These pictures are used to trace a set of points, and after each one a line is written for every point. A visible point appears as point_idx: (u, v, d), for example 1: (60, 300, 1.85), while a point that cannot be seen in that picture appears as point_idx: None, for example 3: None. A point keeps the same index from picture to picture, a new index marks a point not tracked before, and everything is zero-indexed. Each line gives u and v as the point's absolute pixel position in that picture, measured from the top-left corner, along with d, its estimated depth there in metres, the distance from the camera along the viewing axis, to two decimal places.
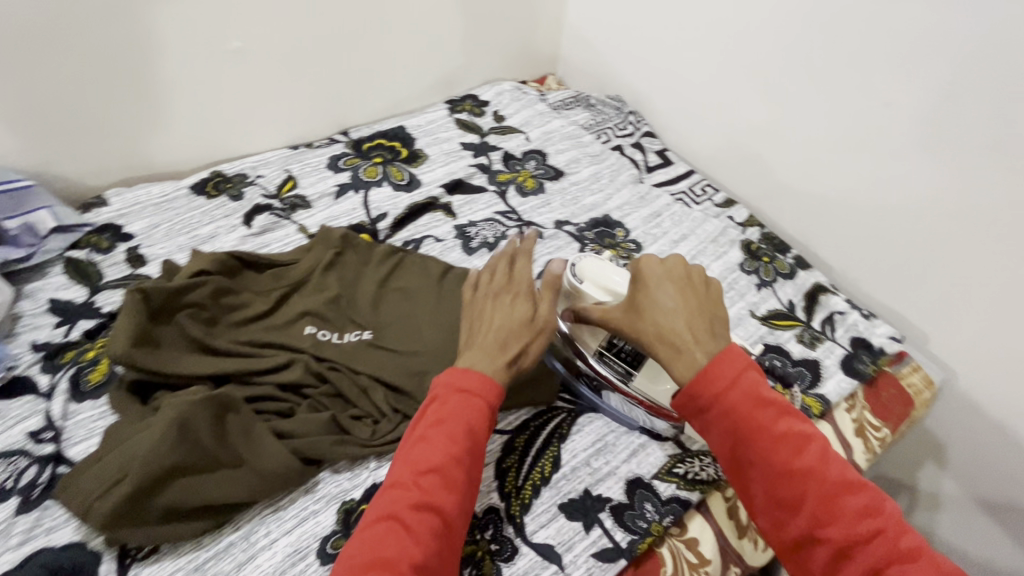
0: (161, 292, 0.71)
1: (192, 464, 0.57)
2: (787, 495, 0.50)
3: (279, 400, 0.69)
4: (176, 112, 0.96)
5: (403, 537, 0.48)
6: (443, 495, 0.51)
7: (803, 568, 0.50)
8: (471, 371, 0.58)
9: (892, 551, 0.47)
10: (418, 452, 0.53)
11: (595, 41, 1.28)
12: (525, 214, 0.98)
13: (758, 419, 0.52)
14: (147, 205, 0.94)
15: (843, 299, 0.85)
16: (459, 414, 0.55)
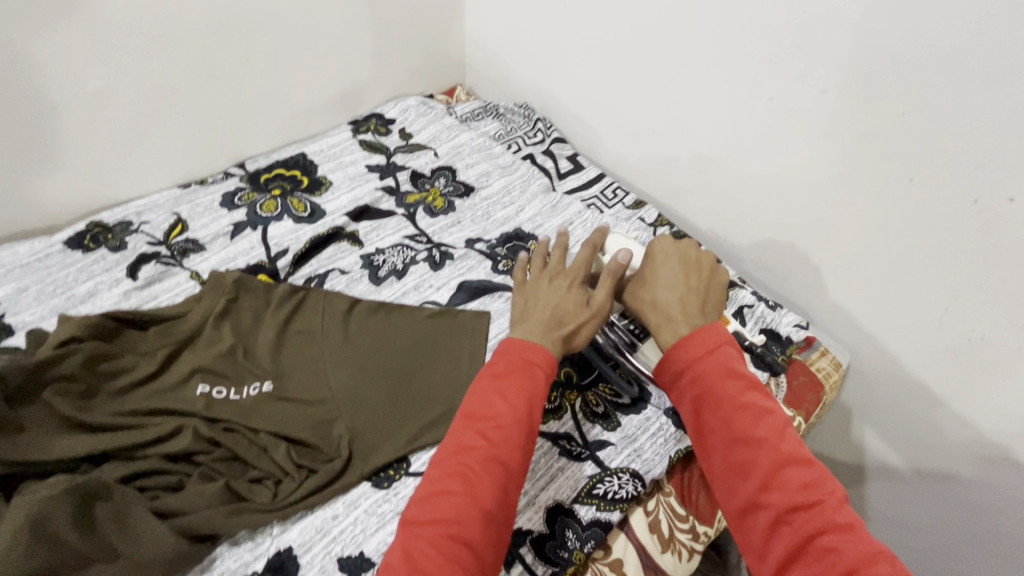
0: (20, 369, 0.64)
1: (54, 568, 0.51)
2: (744, 458, 0.49)
3: (166, 473, 0.63)
4: (39, 161, 0.88)
5: (470, 485, 0.49)
6: (509, 449, 0.51)
7: (746, 539, 0.48)
8: (536, 345, 0.57)
9: (829, 521, 0.45)
10: (486, 400, 0.54)
11: (499, 50, 1.27)
12: (435, 235, 0.95)
13: (726, 387, 0.52)
14: (13, 267, 0.85)
15: (750, 292, 0.85)
16: (527, 377, 0.55)
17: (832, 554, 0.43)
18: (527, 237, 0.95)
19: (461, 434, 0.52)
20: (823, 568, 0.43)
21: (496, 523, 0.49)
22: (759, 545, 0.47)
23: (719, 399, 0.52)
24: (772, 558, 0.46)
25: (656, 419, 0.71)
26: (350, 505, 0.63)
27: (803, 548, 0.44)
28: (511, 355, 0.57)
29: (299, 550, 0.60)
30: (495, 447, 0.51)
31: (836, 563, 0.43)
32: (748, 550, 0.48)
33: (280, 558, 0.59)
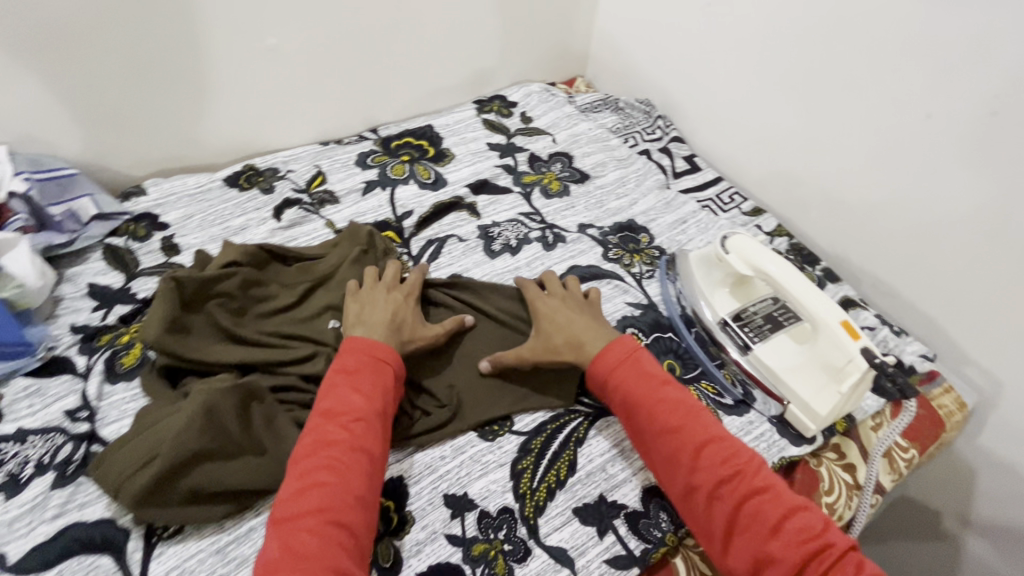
0: (193, 281, 0.73)
1: (217, 450, 0.59)
2: (671, 448, 0.60)
3: (302, 391, 0.71)
4: (214, 106, 0.99)
5: (341, 474, 0.56)
6: (369, 438, 0.59)
7: (692, 520, 0.58)
8: (377, 343, 0.66)
9: (750, 490, 0.56)
10: (338, 398, 0.61)
11: (628, 46, 1.28)
12: (549, 216, 0.98)
13: (642, 387, 0.64)
14: (182, 195, 0.97)
15: (873, 314, 0.82)
16: (378, 370, 0.64)
17: (757, 516, 0.54)
18: (639, 229, 0.96)
19: (324, 429, 0.59)
20: (755, 530, 0.54)
21: (368, 505, 0.56)
22: (704, 522, 0.57)
23: (633, 397, 0.64)
24: (714, 528, 0.56)
25: (758, 424, 0.71)
26: (456, 450, 0.67)
27: (734, 517, 0.55)
28: (357, 352, 0.65)
29: (409, 480, 0.64)
30: (354, 437, 0.58)
31: (763, 522, 0.54)
32: (694, 526, 0.58)
33: (392, 484, 0.64)
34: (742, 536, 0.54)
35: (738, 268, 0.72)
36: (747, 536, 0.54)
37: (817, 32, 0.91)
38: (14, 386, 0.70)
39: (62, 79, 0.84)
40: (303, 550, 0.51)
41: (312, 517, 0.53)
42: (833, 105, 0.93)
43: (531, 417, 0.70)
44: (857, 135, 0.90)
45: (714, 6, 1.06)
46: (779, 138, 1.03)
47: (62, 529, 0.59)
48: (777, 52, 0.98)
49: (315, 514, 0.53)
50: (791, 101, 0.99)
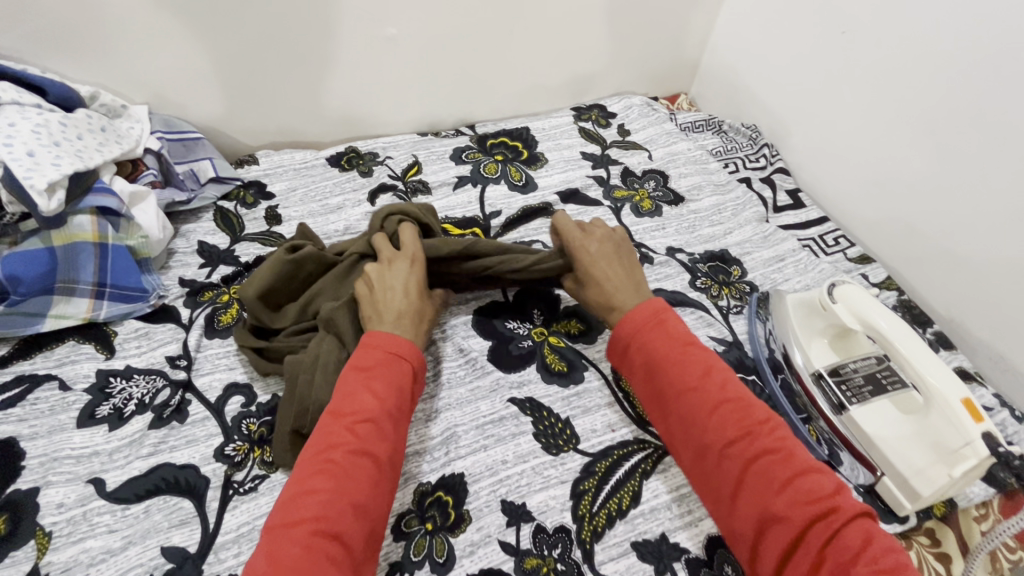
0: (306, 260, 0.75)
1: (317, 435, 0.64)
2: (685, 408, 0.60)
3: None
4: (330, 89, 1.04)
5: (339, 482, 0.52)
6: (377, 443, 0.56)
7: (703, 475, 0.59)
8: (402, 339, 0.63)
9: (759, 452, 0.55)
10: (354, 398, 0.58)
11: (742, 67, 1.23)
12: (638, 235, 0.95)
13: (665, 350, 0.63)
14: (289, 169, 1.02)
15: (992, 392, 0.74)
16: (393, 372, 0.60)
17: (767, 475, 0.54)
18: (732, 261, 0.92)
19: (330, 428, 0.56)
20: (763, 492, 0.54)
21: (367, 517, 0.52)
22: (713, 477, 0.57)
23: (655, 357, 0.63)
24: (723, 485, 0.56)
25: None
26: (519, 458, 0.66)
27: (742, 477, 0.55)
28: (375, 350, 0.62)
29: (470, 479, 0.65)
30: (360, 441, 0.55)
31: (771, 482, 0.54)
32: (704, 481, 0.58)
33: (454, 480, 0.64)
34: (748, 498, 0.54)
35: (845, 320, 0.67)
36: (753, 499, 0.54)
37: (967, 73, 0.83)
38: (127, 326, 0.77)
39: (203, 50, 0.91)
40: (292, 561, 0.47)
41: (301, 525, 0.50)
42: (973, 155, 0.84)
43: (598, 439, 0.69)
44: (998, 192, 0.82)
45: (846, 34, 0.99)
46: (901, 183, 0.95)
47: (154, 466, 0.63)
48: (914, 91, 0.90)
49: (304, 520, 0.50)
50: (922, 145, 0.91)
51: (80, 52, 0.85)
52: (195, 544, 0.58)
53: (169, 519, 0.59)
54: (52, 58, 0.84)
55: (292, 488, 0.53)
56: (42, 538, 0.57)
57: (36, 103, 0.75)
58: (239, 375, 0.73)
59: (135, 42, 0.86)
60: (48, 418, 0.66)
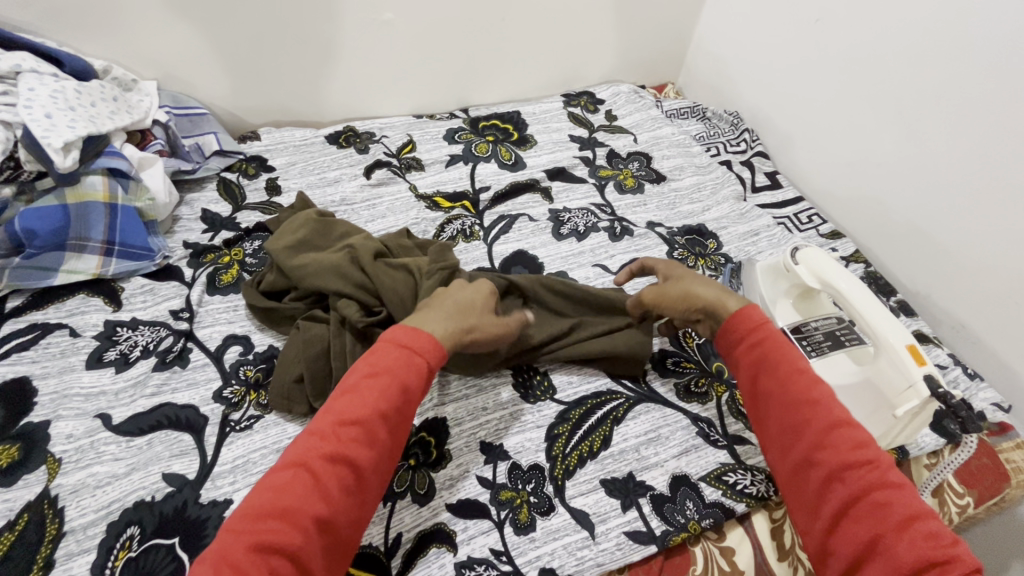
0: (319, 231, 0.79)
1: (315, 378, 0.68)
2: (794, 421, 0.56)
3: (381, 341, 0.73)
4: (329, 70, 1.09)
5: (311, 489, 0.48)
6: (359, 448, 0.51)
7: (800, 490, 0.55)
8: (423, 333, 0.57)
9: (879, 481, 0.51)
10: (349, 396, 0.53)
11: (727, 58, 1.28)
12: (620, 210, 1.00)
13: (784, 354, 0.60)
14: (289, 145, 1.07)
15: (947, 353, 0.78)
16: (403, 372, 0.54)
17: (882, 505, 0.49)
18: (708, 235, 0.97)
19: (317, 425, 0.51)
20: (876, 520, 0.49)
21: (330, 531, 0.48)
22: (814, 497, 0.53)
23: (771, 361, 0.60)
24: (824, 506, 0.52)
25: None
26: (499, 404, 0.71)
27: (852, 502, 0.50)
28: (390, 345, 0.56)
29: (451, 422, 0.69)
30: (341, 445, 0.50)
31: (888, 514, 0.48)
32: (802, 499, 0.54)
33: (436, 423, 0.68)
34: (855, 522, 0.50)
35: (806, 281, 0.71)
36: (862, 524, 0.49)
37: (933, 57, 0.87)
38: (133, 283, 0.81)
39: (210, 30, 0.96)
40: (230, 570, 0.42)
41: (255, 531, 0.45)
42: (937, 134, 0.89)
43: (573, 389, 0.73)
44: (961, 168, 0.86)
45: (822, 23, 1.04)
46: (872, 164, 1.00)
47: (156, 404, 0.68)
48: (884, 76, 0.95)
49: (258, 527, 0.45)
50: (891, 127, 0.95)
51: (94, 29, 0.90)
52: (193, 472, 0.63)
53: (170, 450, 0.64)
54: (69, 34, 0.89)
55: (263, 482, 0.48)
56: (52, 463, 0.61)
57: (53, 73, 0.81)
58: (238, 328, 0.78)
59: (146, 20, 0.91)
60: (58, 360, 0.71)
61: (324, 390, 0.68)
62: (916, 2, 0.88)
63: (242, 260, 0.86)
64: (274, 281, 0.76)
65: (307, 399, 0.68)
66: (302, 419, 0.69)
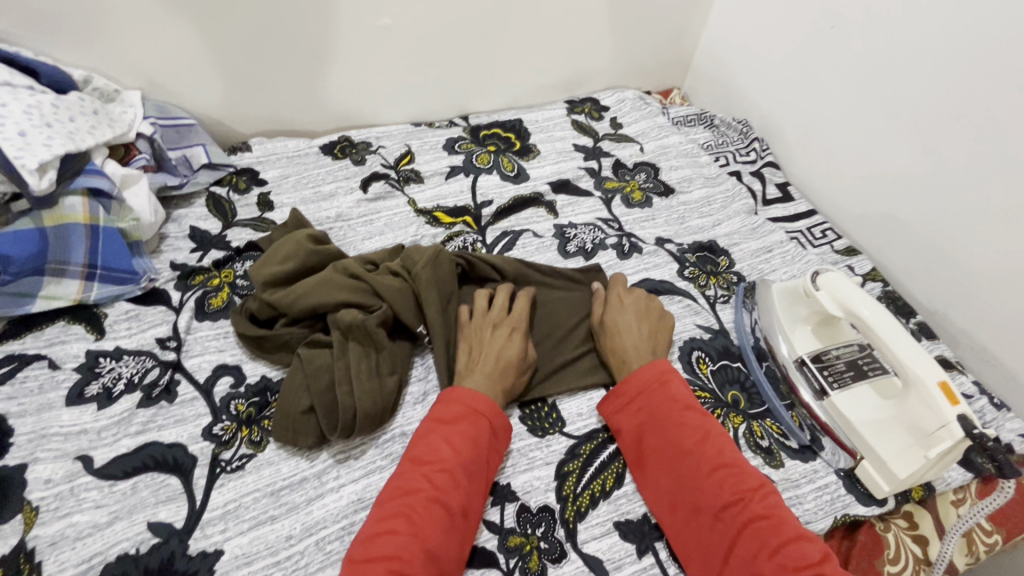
0: (300, 253, 0.76)
1: (321, 404, 0.65)
2: (678, 470, 0.60)
3: (387, 362, 0.69)
4: (322, 77, 1.04)
5: (415, 525, 0.53)
6: (450, 493, 0.56)
7: (690, 539, 0.57)
8: (481, 396, 0.63)
9: (751, 515, 0.55)
10: (433, 446, 0.59)
11: (735, 62, 1.24)
12: (628, 225, 0.96)
13: (665, 407, 0.64)
14: (281, 156, 1.03)
15: (971, 381, 0.76)
16: (474, 429, 0.60)
17: (759, 539, 0.53)
18: (720, 252, 0.93)
19: (409, 474, 0.57)
20: (753, 554, 0.53)
21: (437, 564, 0.52)
22: (703, 541, 0.56)
23: (654, 413, 0.64)
24: (713, 547, 0.55)
25: (824, 474, 0.67)
26: None
27: (734, 539, 0.54)
28: (459, 404, 0.62)
29: None
30: (436, 488, 0.56)
31: (761, 547, 0.53)
32: (694, 547, 0.57)
33: None
34: (738, 561, 0.53)
35: (827, 307, 0.67)
36: (744, 559, 0.53)
37: (954, 69, 0.83)
38: (117, 308, 0.77)
39: (196, 37, 0.91)
40: None
41: (378, 561, 0.50)
42: (958, 148, 0.85)
43: (584, 422, 0.70)
44: (983, 186, 0.82)
45: (836, 29, 1.00)
46: (889, 177, 0.96)
47: (142, 444, 0.64)
48: (900, 86, 0.91)
49: (374, 561, 0.50)
50: (908, 141, 0.91)
51: (71, 37, 0.85)
52: (181, 520, 0.59)
53: (156, 495, 0.60)
54: (44, 42, 0.84)
55: (366, 531, 0.53)
56: (28, 512, 0.57)
57: (28, 85, 0.76)
58: (229, 356, 0.74)
59: (127, 26, 0.86)
60: (36, 396, 0.66)
61: (334, 411, 0.65)
62: (936, 11, 0.84)
63: (233, 282, 0.82)
64: (269, 309, 0.73)
65: (317, 425, 0.64)
66: (312, 450, 0.65)
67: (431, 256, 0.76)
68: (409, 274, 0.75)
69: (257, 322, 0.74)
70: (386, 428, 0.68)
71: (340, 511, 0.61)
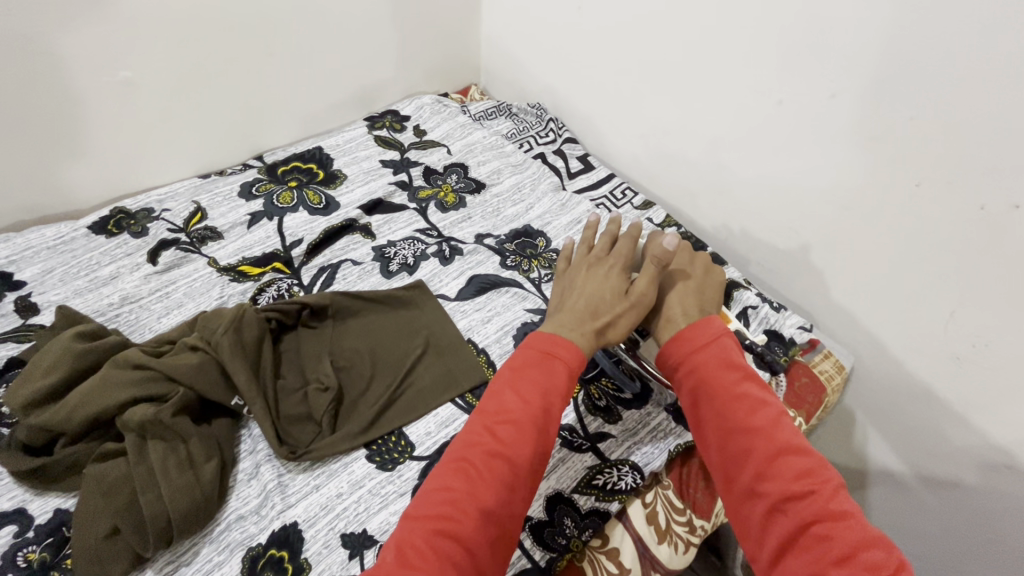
0: (66, 357, 0.65)
1: (127, 523, 0.57)
2: (738, 447, 0.52)
3: (204, 451, 0.62)
4: (67, 148, 0.91)
5: (473, 482, 0.48)
6: (519, 450, 0.50)
7: (742, 520, 0.50)
8: (562, 340, 0.58)
9: (821, 510, 0.46)
10: (501, 399, 0.53)
11: (517, 51, 1.29)
12: (446, 230, 0.97)
13: (721, 378, 0.55)
14: (40, 249, 0.88)
15: (755, 294, 0.86)
16: (545, 375, 0.55)
17: (826, 537, 0.44)
18: (536, 234, 0.97)
19: (473, 427, 0.52)
20: (820, 553, 0.44)
21: (496, 523, 0.48)
22: (757, 530, 0.48)
23: (708, 384, 0.56)
24: (767, 538, 0.47)
25: (656, 415, 0.73)
26: (354, 485, 0.65)
27: (798, 533, 0.45)
28: (530, 350, 0.57)
29: (304, 525, 0.62)
30: (504, 443, 0.50)
31: (829, 550, 0.44)
32: (745, 532, 0.49)
33: (285, 531, 0.61)
34: (800, 556, 0.45)
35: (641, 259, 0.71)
36: (807, 557, 0.44)
37: (675, 29, 0.93)
38: None
39: None
40: (415, 555, 0.44)
41: (427, 517, 0.47)
42: (699, 96, 0.94)
43: (432, 440, 0.69)
44: (721, 124, 0.93)
45: (584, 9, 1.07)
46: (659, 131, 1.05)
47: None
48: (643, 51, 1.00)
49: (433, 514, 0.47)
50: (663, 97, 1.01)
51: None
52: None
53: None
54: None
55: (431, 482, 0.50)
56: None
57: None
58: (6, 502, 0.62)
59: None
60: None
61: (143, 523, 0.57)
62: None
63: None
64: (43, 432, 0.62)
65: (127, 547, 0.57)
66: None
67: (234, 318, 0.70)
68: (210, 344, 0.68)
69: (32, 450, 0.63)
70: (218, 518, 0.62)
71: None
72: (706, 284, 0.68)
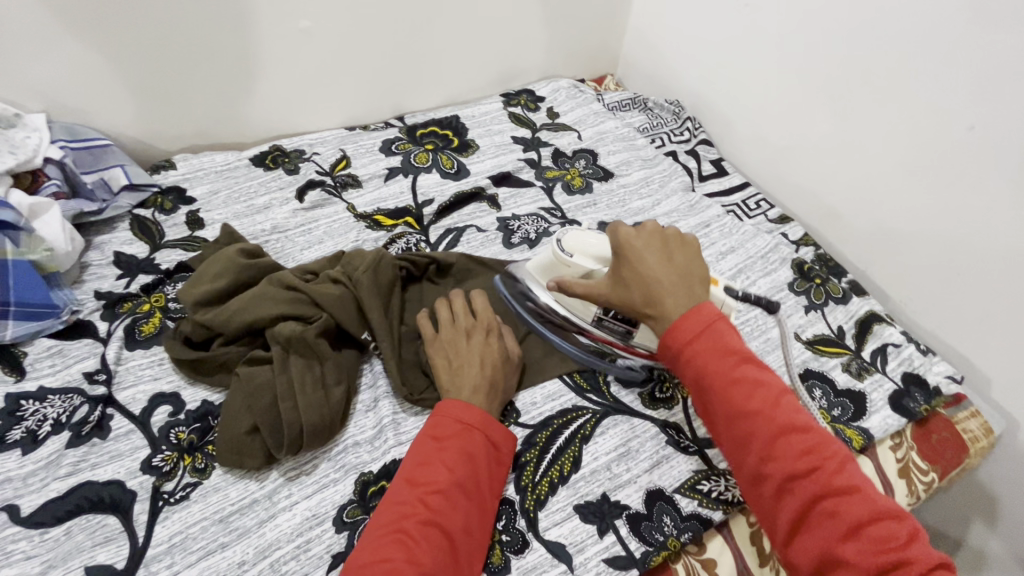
0: (230, 268, 0.73)
1: (266, 425, 0.63)
2: (743, 434, 0.53)
3: (332, 377, 0.67)
4: (246, 87, 1.01)
5: (410, 550, 0.51)
6: (444, 518, 0.54)
7: (751, 499, 0.53)
8: (472, 407, 0.62)
9: (825, 489, 0.49)
10: (428, 466, 0.57)
11: (663, 44, 1.25)
12: (570, 212, 0.98)
13: (719, 367, 0.54)
14: (209, 171, 0.98)
15: (899, 332, 0.81)
16: (469, 447, 0.59)
17: (834, 514, 0.48)
18: None
19: (405, 488, 0.56)
20: (828, 529, 0.48)
21: None
22: (769, 509, 0.52)
23: (707, 373, 0.54)
24: (779, 515, 0.51)
25: None
26: None
27: (807, 510, 0.49)
28: (447, 419, 0.60)
29: None
30: (433, 510, 0.54)
31: (838, 523, 0.48)
32: (757, 509, 0.53)
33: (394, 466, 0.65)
34: (810, 531, 0.49)
35: (589, 267, 0.67)
36: (816, 534, 0.49)
37: (855, 37, 0.86)
38: (38, 346, 0.72)
39: (102, 56, 0.87)
40: None
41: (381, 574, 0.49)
42: (867, 111, 0.88)
43: (538, 410, 0.70)
44: (889, 145, 0.86)
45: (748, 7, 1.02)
46: (809, 144, 0.99)
47: (74, 487, 0.60)
48: (809, 57, 0.94)
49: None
50: (823, 108, 0.94)
51: None
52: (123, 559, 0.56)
53: (92, 538, 0.57)
54: None
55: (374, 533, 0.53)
56: None
57: None
58: (165, 385, 0.70)
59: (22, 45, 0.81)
60: None
61: (278, 428, 0.63)
62: None
63: (165, 306, 0.78)
64: (205, 330, 0.69)
65: (262, 445, 0.62)
66: (259, 470, 0.63)
67: (373, 260, 0.74)
68: (351, 280, 0.73)
69: (192, 344, 0.71)
70: (337, 440, 0.66)
71: (295, 530, 0.60)
72: (682, 264, 0.61)
